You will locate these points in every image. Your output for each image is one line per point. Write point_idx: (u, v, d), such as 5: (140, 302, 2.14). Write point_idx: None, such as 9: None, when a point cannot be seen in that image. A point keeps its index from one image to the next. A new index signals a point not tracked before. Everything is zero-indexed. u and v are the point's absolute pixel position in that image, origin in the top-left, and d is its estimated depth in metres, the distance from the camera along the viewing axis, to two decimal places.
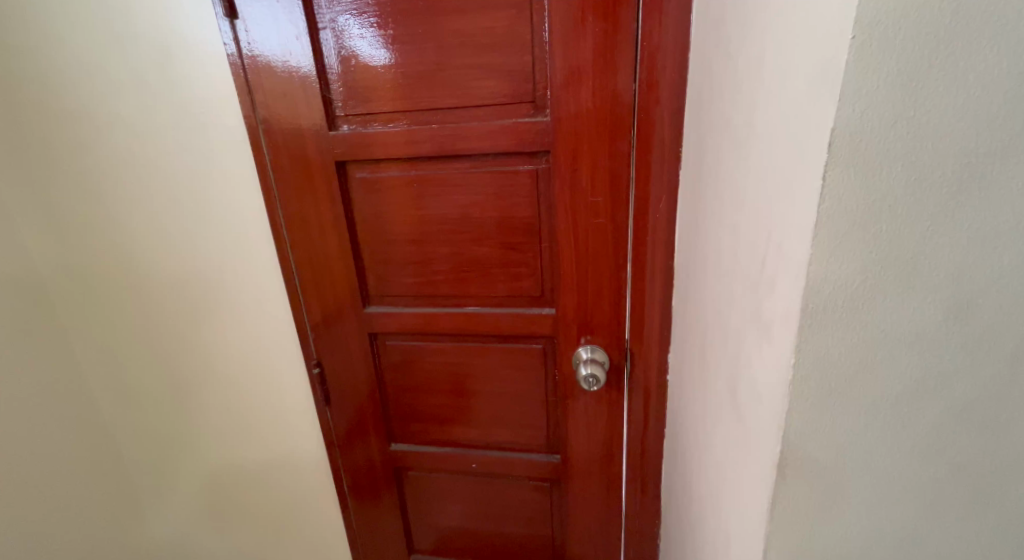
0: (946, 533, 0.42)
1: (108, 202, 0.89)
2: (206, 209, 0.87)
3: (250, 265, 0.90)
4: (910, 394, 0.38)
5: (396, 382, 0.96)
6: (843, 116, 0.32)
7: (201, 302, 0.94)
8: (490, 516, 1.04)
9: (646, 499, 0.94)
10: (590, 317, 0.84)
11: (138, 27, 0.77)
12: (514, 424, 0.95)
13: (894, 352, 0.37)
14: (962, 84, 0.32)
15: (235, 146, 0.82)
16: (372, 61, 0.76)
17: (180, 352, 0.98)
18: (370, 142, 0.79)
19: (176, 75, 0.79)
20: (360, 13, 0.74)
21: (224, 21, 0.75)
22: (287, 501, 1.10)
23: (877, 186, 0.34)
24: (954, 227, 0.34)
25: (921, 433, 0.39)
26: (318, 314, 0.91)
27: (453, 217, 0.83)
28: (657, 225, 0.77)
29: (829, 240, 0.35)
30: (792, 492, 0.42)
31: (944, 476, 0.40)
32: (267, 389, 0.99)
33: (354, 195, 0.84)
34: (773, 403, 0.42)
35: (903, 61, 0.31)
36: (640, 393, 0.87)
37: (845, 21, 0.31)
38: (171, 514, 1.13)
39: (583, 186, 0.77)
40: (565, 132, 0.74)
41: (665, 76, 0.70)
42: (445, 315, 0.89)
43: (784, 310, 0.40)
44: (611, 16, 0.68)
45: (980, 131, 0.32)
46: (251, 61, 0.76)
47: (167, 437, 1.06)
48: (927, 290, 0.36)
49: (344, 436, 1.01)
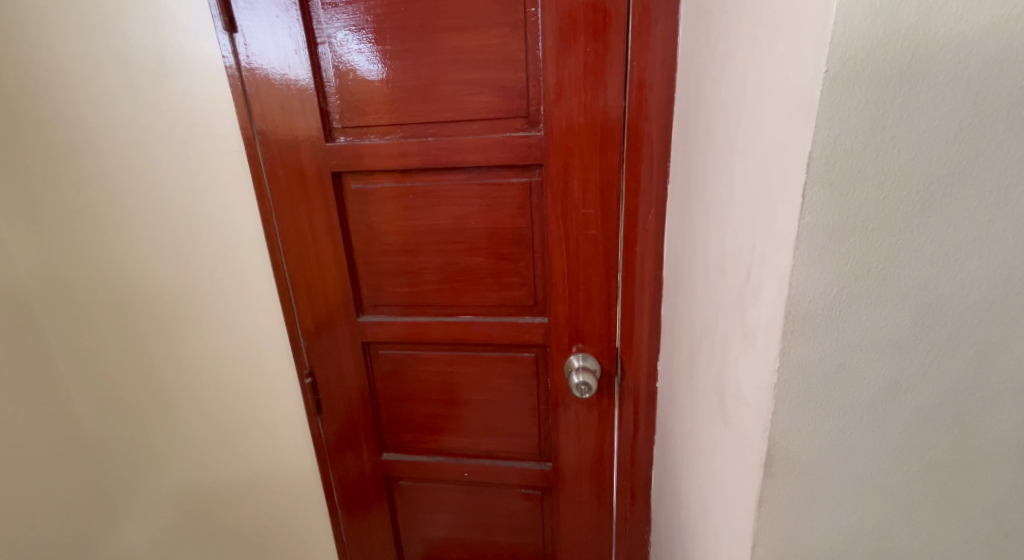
0: (918, 533, 0.42)
1: (104, 211, 0.90)
2: (196, 217, 0.88)
3: (239, 273, 0.91)
4: (883, 396, 0.39)
5: (389, 391, 0.96)
6: (817, 133, 0.33)
7: (188, 310, 0.94)
8: (480, 525, 1.04)
9: (637, 508, 0.94)
10: (581, 326, 0.85)
11: (137, 37, 0.79)
12: (505, 433, 0.95)
13: (870, 359, 0.38)
14: (926, 105, 0.33)
15: (232, 156, 0.83)
16: (368, 75, 0.77)
17: (168, 356, 0.98)
18: (365, 154, 0.81)
19: (176, 86, 0.81)
20: (358, 30, 0.76)
21: (224, 34, 0.77)
22: (275, 511, 1.09)
23: (852, 202, 0.35)
24: (921, 239, 0.35)
25: (894, 433, 0.40)
26: (311, 322, 0.91)
27: (446, 228, 0.84)
28: (646, 236, 0.78)
29: (808, 252, 0.36)
30: (773, 495, 0.42)
31: (916, 477, 0.41)
32: (258, 397, 0.99)
33: (351, 206, 0.85)
34: (758, 408, 0.43)
35: (872, 84, 0.32)
36: (630, 401, 0.87)
37: (821, 52, 0.33)
38: (153, 519, 1.12)
39: (575, 197, 0.78)
40: (557, 145, 0.76)
41: (653, 93, 0.72)
42: (437, 324, 0.89)
43: (767, 318, 0.41)
44: (601, 35, 0.70)
45: (944, 147, 0.33)
46: (250, 74, 0.78)
47: (156, 445, 1.06)
48: (898, 298, 0.37)
49: (335, 445, 1.00)
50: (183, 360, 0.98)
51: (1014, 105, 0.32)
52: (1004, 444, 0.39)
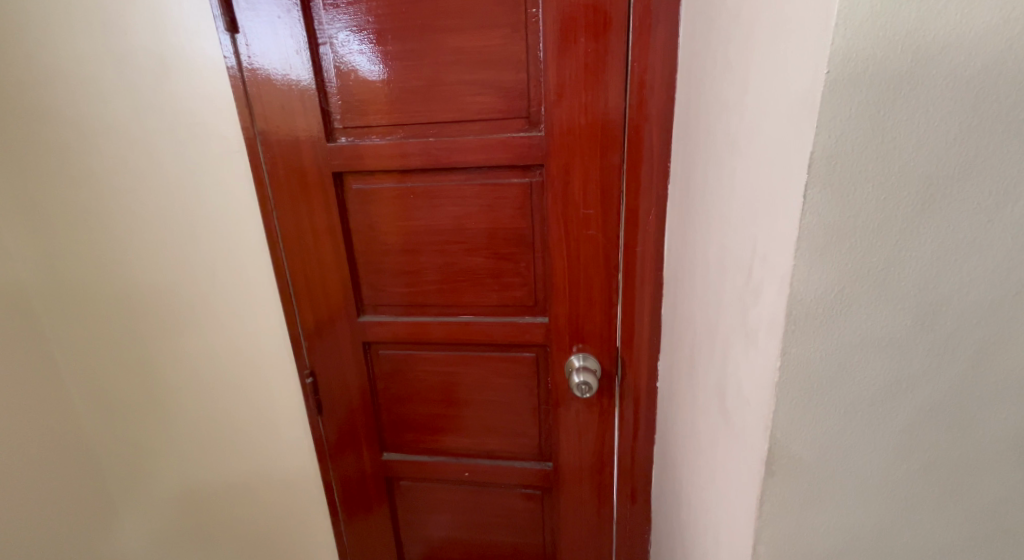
0: (917, 532, 0.43)
1: (105, 211, 0.90)
2: (197, 217, 0.88)
3: (239, 274, 0.91)
4: (883, 395, 0.39)
5: (389, 391, 0.96)
6: (819, 134, 0.34)
7: (188, 310, 0.94)
8: (480, 525, 1.04)
9: (637, 507, 0.94)
10: (582, 326, 0.85)
11: (138, 37, 0.79)
12: (506, 432, 0.96)
13: (870, 358, 0.38)
14: (926, 107, 0.33)
15: (233, 156, 0.84)
16: (369, 76, 0.78)
17: (168, 356, 0.98)
18: (366, 154, 0.81)
19: (177, 86, 0.81)
20: (359, 30, 0.76)
21: (225, 35, 0.77)
22: (275, 511, 1.09)
23: (852, 203, 0.35)
24: (920, 240, 0.35)
25: (894, 432, 0.40)
26: (312, 322, 0.92)
27: (447, 228, 0.84)
28: (646, 237, 0.78)
29: (809, 253, 0.36)
30: (773, 493, 0.43)
31: (916, 475, 0.41)
32: (258, 397, 0.99)
33: (352, 206, 0.85)
34: (759, 407, 0.43)
35: (873, 86, 0.33)
36: (630, 401, 0.87)
37: (822, 54, 0.33)
38: (153, 518, 1.12)
39: (575, 197, 0.78)
40: (558, 146, 0.76)
41: (654, 94, 0.72)
42: (438, 324, 0.89)
43: (768, 317, 0.41)
44: (602, 36, 0.70)
45: (944, 149, 0.34)
46: (251, 74, 0.78)
47: (156, 444, 1.06)
48: (898, 298, 0.37)
49: (336, 445, 1.00)
50: (183, 360, 0.98)
51: (1013, 106, 0.32)
52: (1003, 442, 0.39)
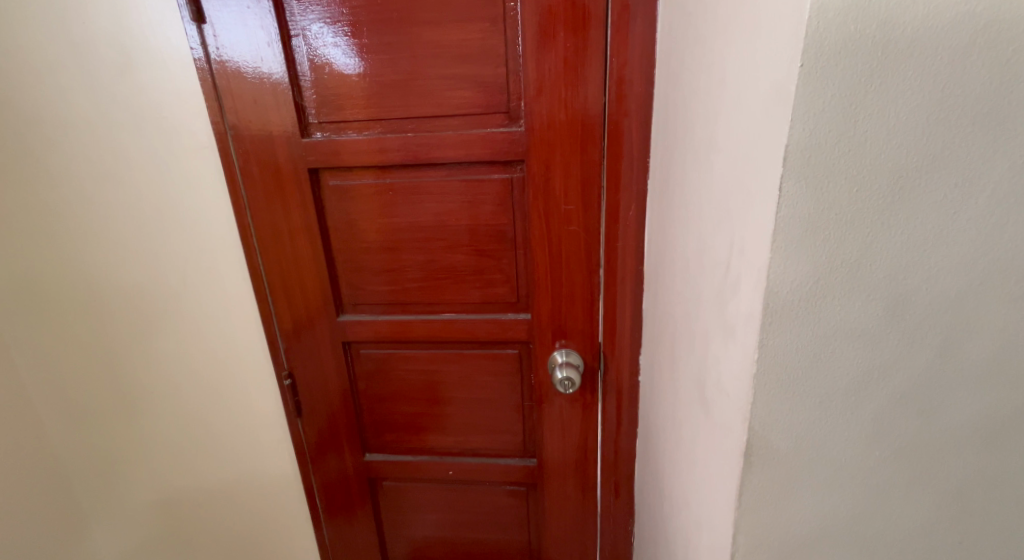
0: (888, 519, 0.43)
1: (66, 209, 0.86)
2: (168, 214, 0.85)
3: (214, 272, 0.88)
4: (857, 384, 0.39)
5: (370, 390, 0.95)
6: (794, 127, 0.34)
7: (161, 309, 0.92)
8: (465, 524, 1.03)
9: (621, 501, 0.95)
10: (565, 322, 0.85)
11: (99, 28, 0.77)
12: (490, 430, 0.95)
13: (844, 349, 0.39)
14: (896, 101, 0.33)
15: (203, 151, 0.81)
16: (344, 69, 0.76)
17: (140, 357, 0.95)
18: (343, 150, 0.79)
19: (142, 79, 0.78)
20: (333, 22, 0.74)
21: (191, 25, 0.74)
22: (254, 514, 1.07)
23: (826, 196, 0.35)
24: (890, 232, 0.36)
25: (866, 420, 0.40)
26: (289, 322, 0.90)
27: (427, 224, 0.83)
28: (627, 232, 0.78)
29: (784, 246, 0.36)
30: (751, 483, 0.43)
31: (887, 463, 0.42)
32: (236, 399, 0.97)
33: (329, 203, 0.83)
34: (737, 399, 0.43)
35: (844, 79, 0.32)
36: (613, 396, 0.88)
37: (796, 47, 0.33)
38: (124, 530, 1.07)
39: (557, 192, 0.77)
40: (538, 141, 0.75)
41: (633, 88, 0.72)
42: (419, 322, 0.88)
43: (745, 311, 0.41)
44: (581, 30, 0.70)
45: (914, 142, 0.34)
46: (219, 66, 0.76)
47: (128, 450, 1.02)
48: (870, 289, 0.37)
49: (317, 447, 0.99)
50: (156, 362, 0.95)
51: (979, 100, 0.33)
52: (970, 428, 0.40)
